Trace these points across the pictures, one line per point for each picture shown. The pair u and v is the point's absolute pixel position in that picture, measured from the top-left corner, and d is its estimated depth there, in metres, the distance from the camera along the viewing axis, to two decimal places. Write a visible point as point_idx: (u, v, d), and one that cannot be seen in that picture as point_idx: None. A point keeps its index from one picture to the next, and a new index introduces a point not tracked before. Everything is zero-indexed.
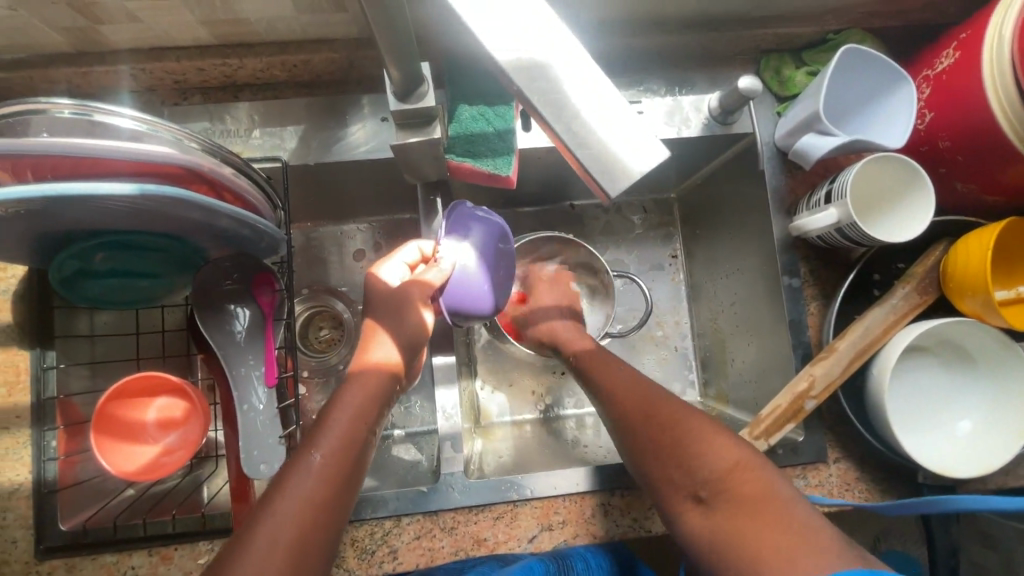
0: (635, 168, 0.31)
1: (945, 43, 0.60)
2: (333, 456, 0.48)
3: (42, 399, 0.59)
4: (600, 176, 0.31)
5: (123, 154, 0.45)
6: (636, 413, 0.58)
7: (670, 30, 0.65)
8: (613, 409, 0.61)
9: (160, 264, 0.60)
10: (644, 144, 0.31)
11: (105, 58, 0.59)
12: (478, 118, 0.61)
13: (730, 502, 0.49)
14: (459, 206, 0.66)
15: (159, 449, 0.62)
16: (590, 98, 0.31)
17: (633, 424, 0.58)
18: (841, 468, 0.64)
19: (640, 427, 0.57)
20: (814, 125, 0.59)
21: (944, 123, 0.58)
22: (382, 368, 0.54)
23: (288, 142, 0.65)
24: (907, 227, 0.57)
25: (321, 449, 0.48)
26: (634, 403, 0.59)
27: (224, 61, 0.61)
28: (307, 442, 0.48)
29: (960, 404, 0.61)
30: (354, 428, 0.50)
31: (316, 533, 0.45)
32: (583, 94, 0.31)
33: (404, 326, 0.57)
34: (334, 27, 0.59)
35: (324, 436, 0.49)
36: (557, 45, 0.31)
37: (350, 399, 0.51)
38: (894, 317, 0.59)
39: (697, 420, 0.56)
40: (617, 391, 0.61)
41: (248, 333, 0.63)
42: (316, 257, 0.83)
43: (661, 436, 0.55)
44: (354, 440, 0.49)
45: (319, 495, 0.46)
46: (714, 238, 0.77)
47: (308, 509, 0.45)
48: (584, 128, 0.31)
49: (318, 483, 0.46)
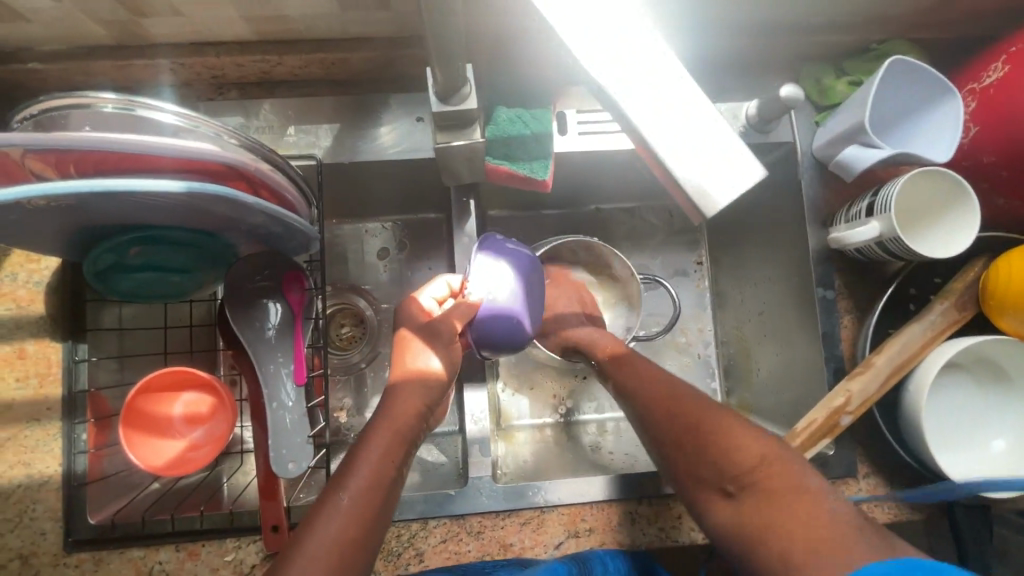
0: (728, 184, 0.31)
1: (994, 55, 0.58)
2: (361, 497, 0.47)
3: (73, 391, 0.60)
4: (697, 193, 0.31)
5: (171, 150, 0.45)
6: (660, 408, 0.55)
7: (711, 36, 0.64)
8: (636, 404, 0.57)
9: (191, 259, 0.58)
10: (737, 160, 0.31)
11: (145, 52, 0.59)
12: (515, 121, 0.60)
13: (758, 494, 0.46)
14: (490, 236, 0.66)
15: (186, 444, 0.62)
16: (683, 113, 0.31)
17: (657, 418, 0.55)
18: (870, 484, 0.63)
19: (663, 420, 0.54)
20: (857, 137, 0.59)
21: (990, 138, 0.57)
22: (417, 377, 0.56)
23: (322, 140, 0.65)
24: (952, 241, 0.56)
25: (350, 490, 0.47)
26: (657, 399, 0.56)
27: (263, 57, 0.60)
28: (334, 483, 0.48)
29: (995, 423, 0.61)
30: (383, 467, 0.50)
31: (347, 573, 0.44)
32: (675, 108, 0.31)
33: (443, 337, 0.59)
34: (375, 25, 0.59)
35: (352, 476, 0.48)
36: (647, 65, 0.31)
37: (379, 438, 0.51)
38: (932, 333, 0.59)
39: (723, 417, 0.52)
40: (641, 387, 0.58)
41: (279, 331, 0.63)
42: (340, 254, 0.82)
43: (685, 431, 0.52)
44: (382, 479, 0.49)
45: (348, 533, 0.45)
46: (744, 246, 0.77)
47: (336, 546, 0.44)
48: (675, 142, 0.31)
49: (348, 523, 0.46)
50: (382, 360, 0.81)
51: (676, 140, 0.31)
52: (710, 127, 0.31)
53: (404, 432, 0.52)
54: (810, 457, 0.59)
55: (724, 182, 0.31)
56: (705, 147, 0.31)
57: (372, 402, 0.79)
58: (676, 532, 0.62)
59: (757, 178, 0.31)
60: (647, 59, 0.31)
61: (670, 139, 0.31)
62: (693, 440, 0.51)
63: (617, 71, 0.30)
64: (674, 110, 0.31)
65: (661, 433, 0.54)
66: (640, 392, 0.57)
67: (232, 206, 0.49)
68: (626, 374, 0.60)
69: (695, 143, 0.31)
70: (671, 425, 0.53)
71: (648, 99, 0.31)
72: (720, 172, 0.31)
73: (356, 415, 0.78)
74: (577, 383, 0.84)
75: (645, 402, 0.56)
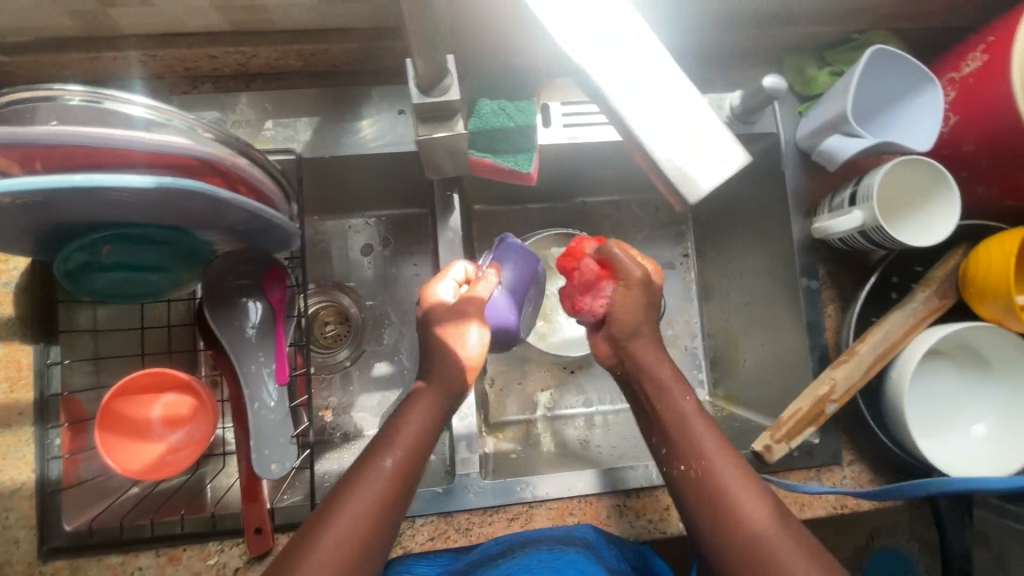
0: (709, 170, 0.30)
1: (971, 45, 0.59)
2: (402, 461, 0.48)
3: (46, 396, 0.58)
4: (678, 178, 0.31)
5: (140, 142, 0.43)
6: (716, 469, 0.49)
7: (693, 27, 0.64)
8: (677, 448, 0.52)
9: (167, 258, 0.57)
10: (716, 143, 0.31)
11: (114, 43, 0.57)
12: (498, 113, 0.59)
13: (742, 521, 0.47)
14: (507, 239, 0.66)
15: (165, 447, 0.61)
16: (660, 94, 0.31)
17: (706, 483, 0.49)
18: (855, 471, 0.64)
19: (716, 490, 0.48)
20: (840, 127, 0.59)
21: (970, 127, 0.58)
22: (439, 395, 0.52)
23: (301, 134, 0.64)
24: (924, 235, 0.57)
25: (392, 454, 0.48)
26: (717, 453, 0.50)
27: (238, 49, 0.59)
28: (378, 447, 0.49)
29: (974, 410, 0.62)
30: (425, 439, 0.51)
31: (381, 534, 0.46)
32: (653, 85, 0.31)
33: (462, 338, 0.54)
34: (353, 16, 0.58)
35: (394, 441, 0.49)
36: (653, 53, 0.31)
37: (421, 409, 0.51)
38: (913, 321, 0.59)
39: (710, 432, 0.52)
40: (698, 428, 0.52)
41: (260, 330, 0.62)
42: (324, 251, 0.81)
43: (734, 508, 0.48)
44: (422, 449, 0.50)
45: (384, 498, 0.46)
46: (728, 238, 0.77)
47: (370, 512, 0.46)
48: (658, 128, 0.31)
49: (386, 485, 0.47)
50: (368, 358, 0.80)
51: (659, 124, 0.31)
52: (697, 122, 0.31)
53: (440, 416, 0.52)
54: (794, 447, 0.60)
55: (706, 168, 0.31)
56: (706, 137, 0.31)
57: (359, 401, 0.78)
58: (664, 524, 0.62)
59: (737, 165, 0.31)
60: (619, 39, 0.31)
61: (664, 125, 0.31)
62: (748, 532, 0.46)
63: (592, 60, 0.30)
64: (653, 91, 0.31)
65: (695, 493, 0.49)
66: (693, 435, 0.52)
67: (209, 201, 0.48)
68: (653, 390, 0.55)
69: (669, 130, 0.31)
70: (726, 493, 0.48)
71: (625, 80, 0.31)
72: (700, 157, 0.31)
73: (342, 414, 0.77)
74: (566, 377, 0.84)
75: (700, 454, 0.50)
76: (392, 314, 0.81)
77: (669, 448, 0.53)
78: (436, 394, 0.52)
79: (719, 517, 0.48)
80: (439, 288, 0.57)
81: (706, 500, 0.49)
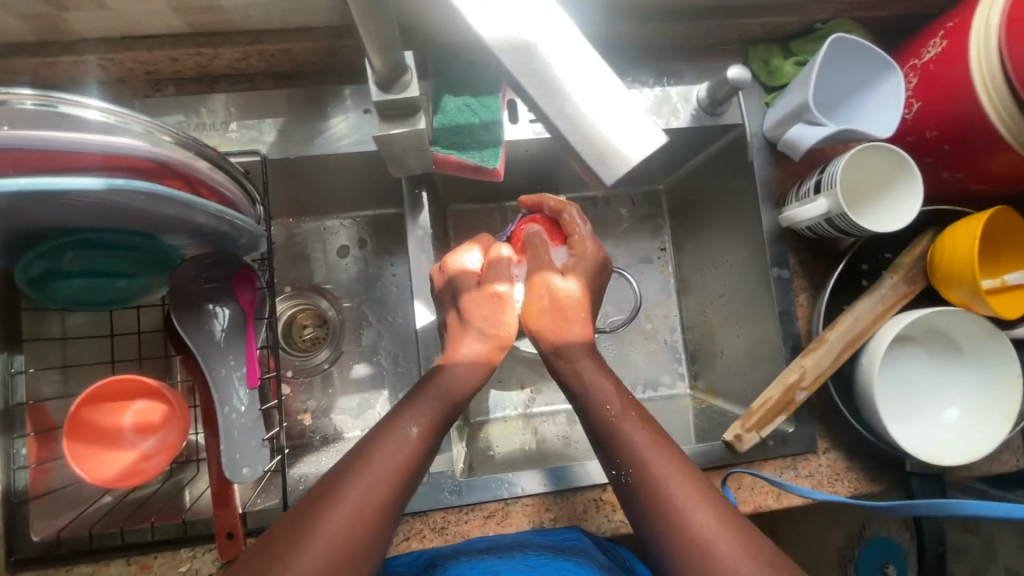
0: (628, 150, 0.27)
1: (933, 32, 0.60)
2: (426, 432, 0.49)
3: (10, 406, 0.57)
4: (594, 160, 0.27)
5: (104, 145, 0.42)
6: (649, 472, 0.46)
7: (658, 19, 0.64)
8: (611, 451, 0.49)
9: (132, 263, 0.57)
10: (636, 123, 0.27)
11: (73, 48, 0.57)
12: (464, 110, 0.59)
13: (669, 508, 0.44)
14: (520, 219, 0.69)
15: (136, 455, 0.59)
16: (583, 79, 0.28)
17: (643, 488, 0.46)
18: (830, 459, 0.64)
19: (653, 496, 0.45)
20: (803, 115, 0.59)
21: (933, 112, 0.58)
22: (470, 371, 0.53)
23: (266, 135, 0.63)
24: (886, 221, 0.58)
25: (418, 423, 0.49)
26: (650, 454, 0.47)
27: (198, 50, 0.59)
28: (404, 416, 0.49)
29: (945, 393, 0.62)
30: (440, 416, 0.50)
31: (399, 502, 0.45)
32: (577, 71, 0.28)
33: (482, 306, 0.56)
34: (314, 14, 0.58)
35: (419, 412, 0.50)
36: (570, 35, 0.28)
37: (451, 381, 0.52)
38: (882, 307, 0.60)
39: (638, 421, 0.50)
40: (627, 430, 0.49)
41: (228, 334, 0.61)
42: (299, 253, 0.80)
43: (672, 509, 0.44)
44: (441, 427, 0.50)
45: (403, 464, 0.46)
46: (702, 230, 0.77)
47: (390, 477, 0.45)
48: (576, 109, 0.27)
49: (408, 453, 0.47)
50: (346, 360, 0.79)
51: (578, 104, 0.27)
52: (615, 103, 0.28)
53: (452, 396, 0.52)
54: (766, 435, 0.60)
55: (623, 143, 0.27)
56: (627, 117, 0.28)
57: (337, 403, 0.77)
58: None
59: (659, 146, 0.28)
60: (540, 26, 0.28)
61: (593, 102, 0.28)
62: (688, 535, 0.43)
63: (513, 50, 0.28)
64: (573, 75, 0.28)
65: (635, 499, 0.46)
66: (623, 437, 0.49)
67: (177, 207, 0.47)
68: (579, 386, 0.53)
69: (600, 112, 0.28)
70: (655, 482, 0.46)
71: (548, 66, 0.28)
72: (620, 137, 0.27)
73: (320, 417, 0.77)
74: (547, 374, 0.83)
75: (629, 459, 0.48)
76: (369, 315, 0.80)
77: (605, 455, 0.50)
78: (470, 370, 0.53)
79: (658, 523, 0.44)
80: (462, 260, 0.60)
81: (645, 503, 0.46)
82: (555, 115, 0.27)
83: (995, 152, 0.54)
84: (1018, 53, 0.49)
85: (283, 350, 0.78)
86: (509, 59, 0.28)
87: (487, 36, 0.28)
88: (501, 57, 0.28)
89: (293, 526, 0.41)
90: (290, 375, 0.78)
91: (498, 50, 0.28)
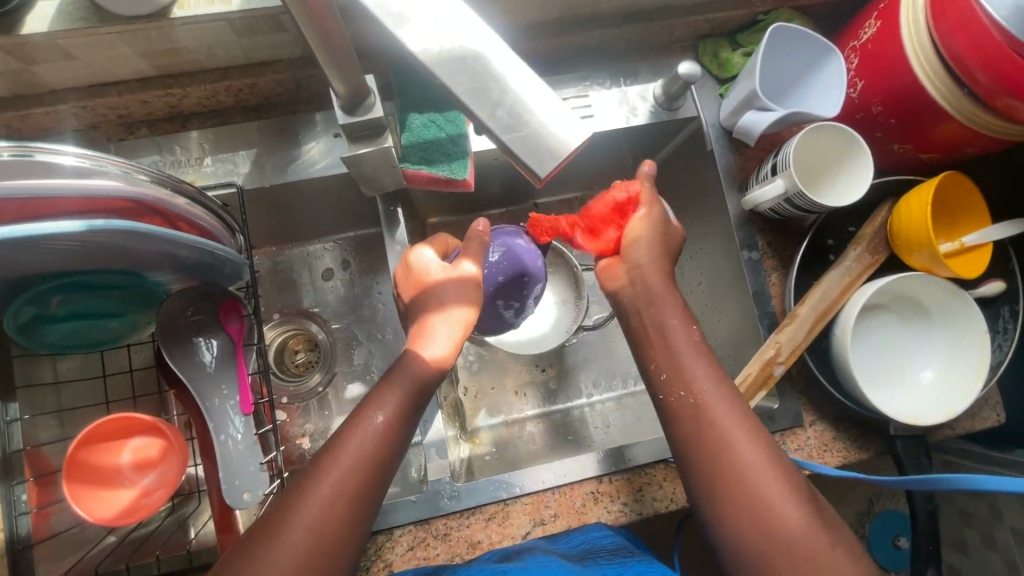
0: (560, 146, 0.30)
1: (867, 14, 0.63)
2: (394, 418, 0.50)
3: (8, 452, 0.57)
4: (529, 158, 0.30)
5: (81, 187, 0.44)
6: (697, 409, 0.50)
7: (608, 24, 0.67)
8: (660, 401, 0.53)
9: (120, 301, 0.58)
10: (561, 115, 0.30)
11: (48, 99, 0.59)
12: (429, 126, 0.61)
13: (711, 439, 0.49)
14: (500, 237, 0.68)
15: (137, 492, 0.59)
16: (510, 83, 0.30)
17: (700, 415, 0.50)
18: (818, 431, 0.66)
19: (703, 424, 0.49)
20: (754, 102, 0.62)
21: (874, 90, 0.61)
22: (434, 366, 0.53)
23: (241, 167, 0.65)
24: (840, 195, 0.62)
25: (384, 410, 0.50)
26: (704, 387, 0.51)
27: (167, 91, 0.61)
28: (367, 407, 0.50)
29: (920, 356, 0.64)
30: (411, 397, 0.52)
31: (369, 485, 0.47)
32: (506, 77, 0.30)
33: (440, 319, 0.55)
34: (277, 47, 0.60)
35: (384, 399, 0.51)
36: (495, 41, 0.30)
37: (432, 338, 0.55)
38: (849, 278, 0.62)
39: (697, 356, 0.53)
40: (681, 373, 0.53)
41: (219, 362, 0.62)
42: (285, 280, 0.82)
43: (717, 441, 0.48)
44: (413, 406, 0.52)
45: (363, 464, 0.48)
46: (676, 222, 0.79)
47: (360, 468, 0.47)
48: (506, 112, 0.30)
49: (373, 441, 0.49)
50: (340, 380, 0.80)
51: (508, 108, 0.30)
52: (544, 99, 0.30)
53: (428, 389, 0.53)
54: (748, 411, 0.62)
55: (553, 134, 0.30)
56: (558, 108, 0.30)
57: (334, 425, 0.78)
58: (639, 506, 0.63)
59: (587, 137, 0.30)
60: (469, 37, 0.30)
61: (521, 100, 0.30)
62: (739, 471, 0.47)
63: (445, 63, 0.30)
64: (500, 82, 0.30)
65: (680, 428, 0.51)
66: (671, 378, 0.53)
67: (161, 243, 0.49)
68: None
69: (532, 103, 0.30)
70: (712, 423, 0.49)
71: (478, 76, 0.30)
72: (550, 134, 0.30)
73: (319, 440, 0.77)
74: (539, 375, 0.84)
75: (679, 396, 0.52)
76: (359, 333, 0.81)
77: (667, 375, 0.53)
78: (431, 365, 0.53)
79: (704, 457, 0.49)
80: (421, 261, 0.58)
81: (692, 431, 0.50)
82: (487, 119, 0.30)
83: (937, 121, 0.57)
84: (944, 28, 0.52)
85: (276, 377, 0.79)
86: (442, 72, 0.30)
87: (420, 51, 0.30)
88: (436, 70, 0.30)
89: (270, 519, 0.45)
90: (286, 401, 0.79)
91: (432, 64, 0.30)
